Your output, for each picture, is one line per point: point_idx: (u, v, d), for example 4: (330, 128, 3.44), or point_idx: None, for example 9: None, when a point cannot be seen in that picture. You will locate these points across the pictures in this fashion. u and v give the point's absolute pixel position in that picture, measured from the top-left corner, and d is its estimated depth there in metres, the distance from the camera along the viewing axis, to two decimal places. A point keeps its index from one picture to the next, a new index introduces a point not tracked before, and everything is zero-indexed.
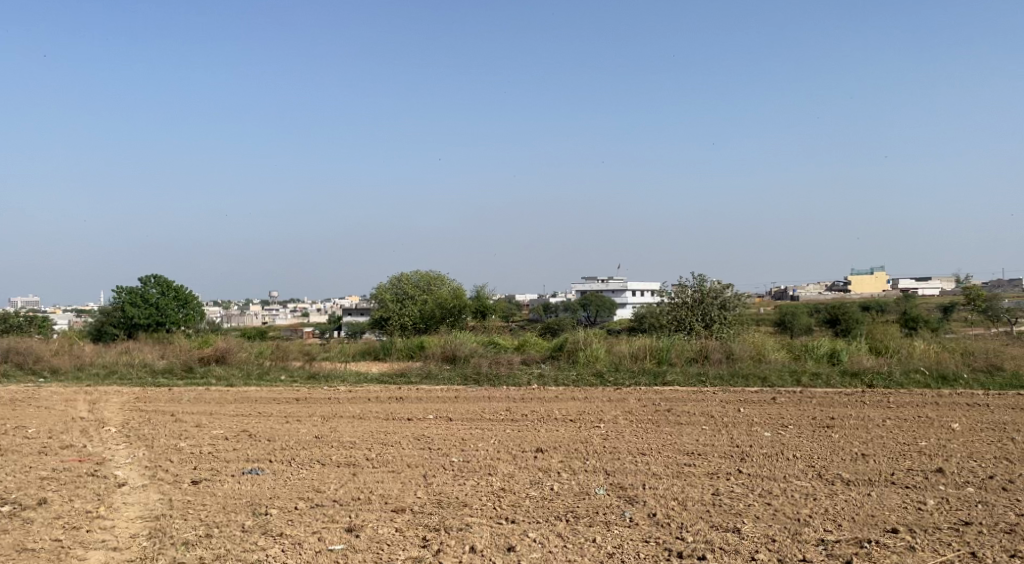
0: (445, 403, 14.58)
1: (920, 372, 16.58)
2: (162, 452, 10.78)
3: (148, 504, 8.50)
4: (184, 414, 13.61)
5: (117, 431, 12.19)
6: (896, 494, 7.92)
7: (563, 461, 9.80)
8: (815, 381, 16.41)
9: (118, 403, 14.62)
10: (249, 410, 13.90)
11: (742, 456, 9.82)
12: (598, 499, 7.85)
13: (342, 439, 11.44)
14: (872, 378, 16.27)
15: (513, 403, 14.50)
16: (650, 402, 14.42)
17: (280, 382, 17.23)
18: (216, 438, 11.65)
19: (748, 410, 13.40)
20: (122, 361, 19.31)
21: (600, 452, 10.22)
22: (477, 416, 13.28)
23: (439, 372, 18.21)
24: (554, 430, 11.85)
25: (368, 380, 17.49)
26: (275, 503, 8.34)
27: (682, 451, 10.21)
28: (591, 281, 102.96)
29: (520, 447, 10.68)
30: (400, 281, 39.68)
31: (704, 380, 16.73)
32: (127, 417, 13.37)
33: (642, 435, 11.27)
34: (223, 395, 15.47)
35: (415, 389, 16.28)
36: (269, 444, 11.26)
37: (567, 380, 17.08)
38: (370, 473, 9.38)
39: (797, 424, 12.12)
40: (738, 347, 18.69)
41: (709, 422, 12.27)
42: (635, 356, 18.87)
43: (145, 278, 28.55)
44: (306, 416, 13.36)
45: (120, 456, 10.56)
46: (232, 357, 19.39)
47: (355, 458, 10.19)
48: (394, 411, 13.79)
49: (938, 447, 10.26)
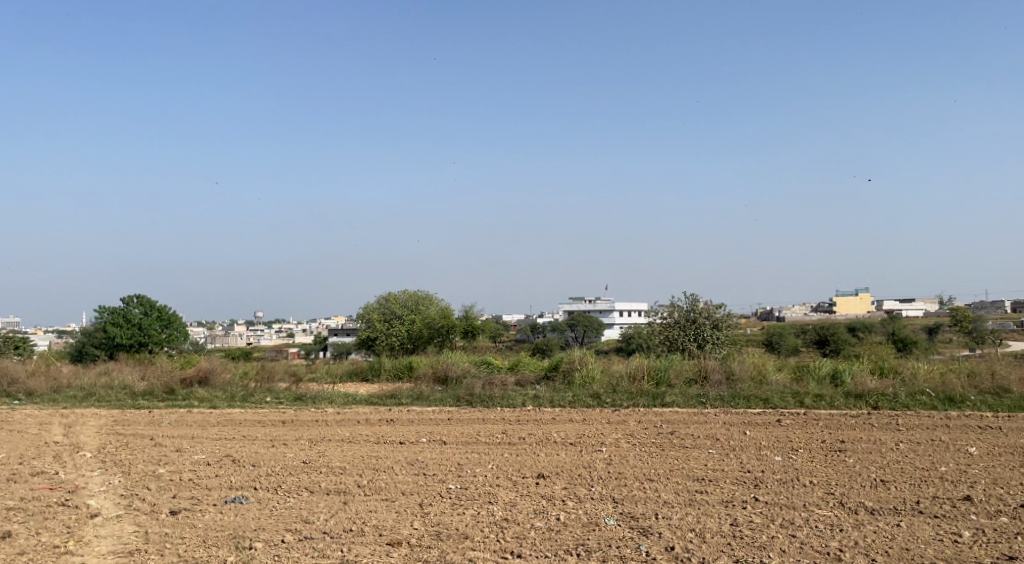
0: (438, 426, 14.00)
1: (926, 394, 16.09)
2: (139, 479, 10.15)
3: (121, 537, 7.89)
4: (165, 438, 12.99)
5: (93, 456, 11.56)
6: (928, 525, 7.40)
7: (567, 487, 9.26)
8: (819, 403, 15.90)
9: (95, 426, 13.99)
10: (232, 433, 13.28)
11: (756, 483, 9.29)
12: (610, 531, 7.32)
13: (331, 464, 10.84)
14: (878, 400, 15.77)
15: (509, 426, 13.94)
16: (651, 424, 13.88)
17: (266, 403, 16.62)
18: (197, 464, 11.03)
19: (754, 433, 12.88)
20: (101, 382, 18.62)
21: (605, 478, 9.68)
22: (472, 439, 12.72)
23: (431, 393, 17.64)
24: (554, 454, 11.29)
25: (357, 402, 16.89)
26: (260, 536, 7.75)
27: (691, 477, 9.68)
28: (578, 301, 102.79)
29: (519, 472, 10.12)
30: (388, 301, 39.27)
31: (705, 401, 16.22)
32: (104, 441, 12.74)
33: (647, 460, 10.72)
34: (206, 417, 14.85)
35: (406, 411, 15.68)
36: (254, 470, 10.66)
37: (563, 401, 16.52)
38: (362, 501, 8.80)
39: (807, 447, 11.59)
40: (738, 367, 18.19)
41: (716, 447, 11.73)
42: (631, 377, 18.35)
43: (127, 297, 27.94)
44: (293, 440, 12.76)
45: (94, 484, 9.92)
46: (215, 379, 18.74)
47: (346, 485, 9.60)
48: (384, 434, 13.20)
49: (961, 472, 9.73)
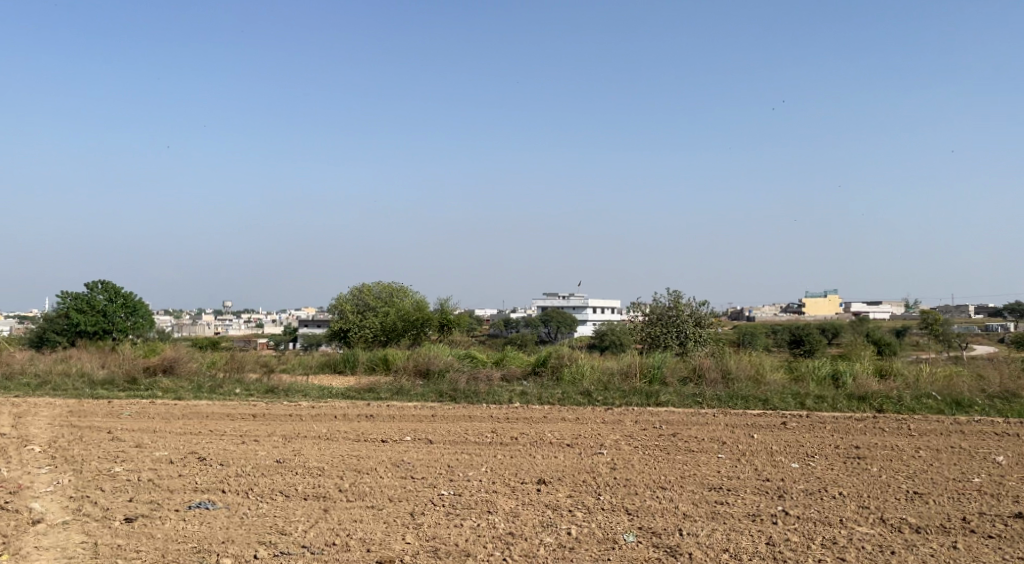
0: (421, 423, 13.07)
1: (933, 397, 15.21)
2: (92, 479, 9.12)
3: (66, 549, 6.90)
4: (123, 431, 11.93)
5: (43, 451, 10.50)
6: (988, 547, 6.61)
7: (573, 496, 8.40)
8: (821, 405, 15.05)
9: (49, 417, 12.90)
10: (198, 427, 12.26)
11: (780, 493, 8.39)
12: (631, 553, 6.52)
13: (308, 464, 9.87)
14: (882, 402, 14.93)
15: (498, 424, 13.06)
16: (650, 426, 13.03)
17: (235, 395, 15.60)
18: (159, 462, 9.98)
19: (762, 436, 12.06)
20: (57, 370, 17.47)
21: (613, 486, 8.81)
22: (460, 438, 11.80)
23: (412, 387, 16.69)
24: (552, 458, 10.40)
25: (333, 396, 15.91)
26: (229, 550, 6.82)
27: (706, 485, 8.79)
28: (552, 296, 102.12)
29: (518, 478, 9.21)
30: (362, 292, 38.40)
31: (701, 401, 15.44)
32: (57, 434, 11.67)
33: (655, 466, 9.84)
34: (171, 409, 13.81)
35: (386, 406, 14.72)
36: (222, 469, 9.66)
37: (552, 399, 15.69)
38: (344, 510, 7.88)
39: (823, 453, 10.69)
40: (735, 366, 17.37)
41: (725, 451, 10.87)
42: (623, 375, 17.54)
43: (92, 283, 26.69)
44: (265, 436, 11.77)
45: (40, 484, 8.88)
46: (181, 367, 17.65)
47: (325, 489, 8.63)
48: (364, 431, 12.24)
49: (999, 484, 8.89)
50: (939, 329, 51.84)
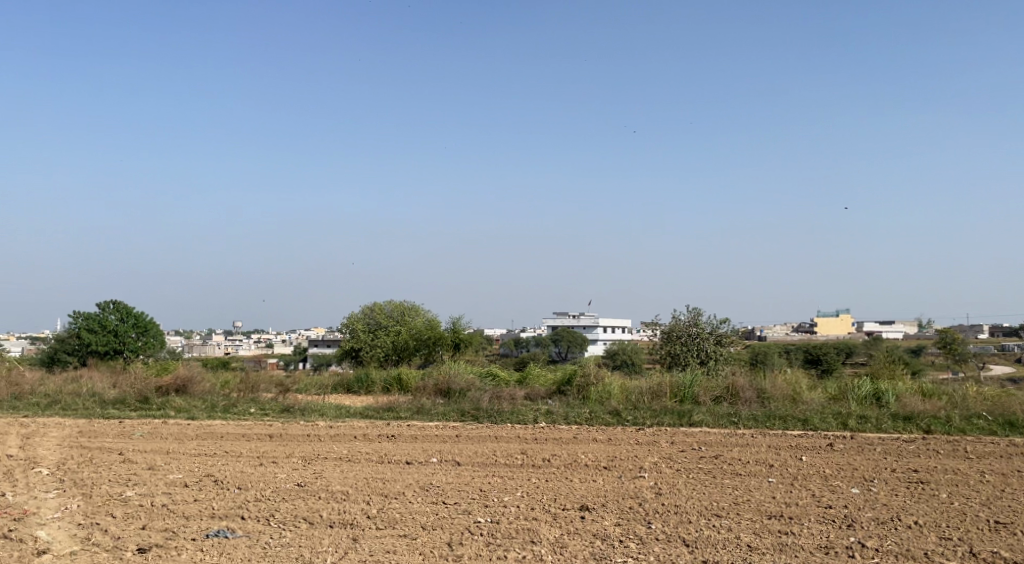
0: (446, 444, 12.43)
1: (983, 417, 14.47)
2: (103, 505, 8.50)
3: None
4: (135, 453, 11.31)
5: (50, 474, 9.88)
6: None
7: (621, 524, 7.75)
8: (865, 425, 14.34)
9: (58, 438, 12.29)
10: (213, 449, 11.62)
11: (849, 522, 7.69)
12: None
13: (332, 488, 9.21)
14: (931, 423, 14.21)
15: (528, 445, 12.42)
16: (688, 447, 12.37)
17: (250, 415, 14.98)
18: (173, 486, 9.35)
19: (810, 459, 11.37)
20: (67, 390, 16.87)
21: (664, 513, 8.14)
22: (490, 460, 11.15)
23: (432, 406, 16.04)
24: (591, 482, 9.71)
25: (351, 415, 15.26)
26: None
27: (764, 513, 8.09)
28: (562, 316, 101.57)
29: (558, 504, 8.53)
30: (373, 312, 37.99)
31: (737, 421, 14.76)
32: (65, 456, 11.06)
33: (704, 491, 9.15)
34: (184, 429, 13.19)
35: (407, 426, 14.08)
36: (240, 493, 9.02)
37: (579, 419, 15.03)
38: (375, 539, 7.26)
39: (882, 478, 9.97)
40: (771, 385, 16.66)
41: (775, 475, 10.18)
42: (652, 394, 16.85)
43: (103, 302, 26.16)
44: (284, 457, 11.13)
45: (47, 510, 8.26)
46: (194, 388, 17.02)
47: (351, 515, 7.98)
48: (388, 452, 11.59)
49: None
50: (956, 348, 51.30)
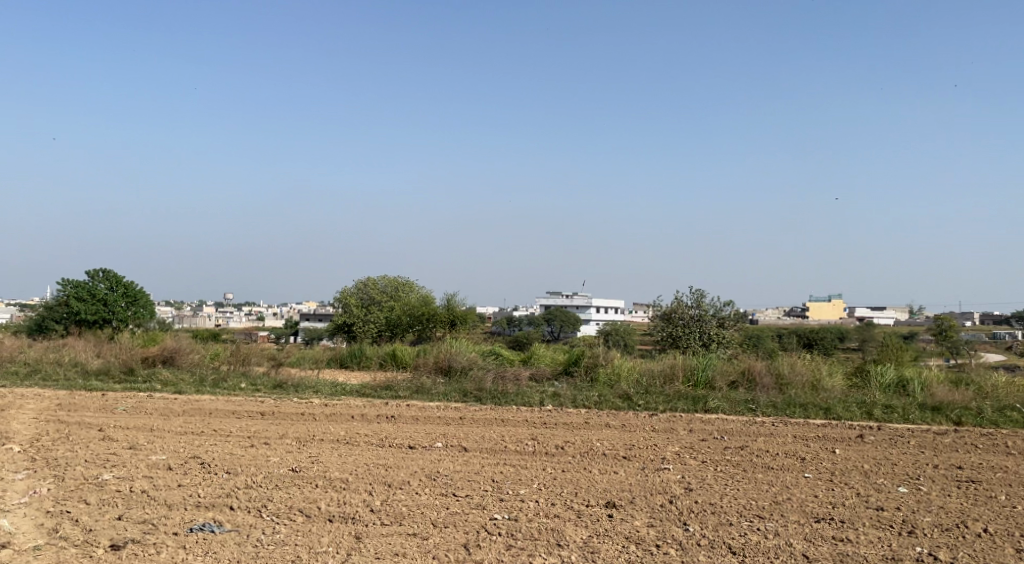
0: (450, 427, 11.59)
1: (1017, 410, 13.67)
2: (75, 490, 7.65)
3: None
4: (117, 430, 10.45)
5: (22, 452, 9.03)
6: None
7: (656, 525, 6.94)
8: (891, 416, 13.55)
9: (33, 411, 11.42)
10: (200, 427, 10.75)
11: (909, 528, 6.89)
12: None
13: (330, 475, 8.37)
14: (961, 415, 13.44)
15: (537, 430, 11.61)
16: (709, 436, 11.57)
17: (240, 390, 14.12)
18: (156, 468, 8.51)
19: (845, 452, 10.56)
20: (49, 360, 15.99)
21: (700, 512, 7.34)
22: (500, 446, 10.31)
23: (433, 385, 15.19)
24: (612, 474, 8.89)
25: (347, 393, 14.41)
26: None
27: (812, 515, 7.30)
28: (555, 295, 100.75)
29: (581, 500, 7.72)
30: (366, 288, 37.18)
31: (755, 407, 13.99)
32: (40, 431, 10.19)
33: (738, 487, 8.35)
34: (171, 404, 12.33)
35: (407, 406, 13.24)
36: (228, 479, 8.18)
37: (588, 402, 14.23)
38: (381, 538, 6.45)
39: (927, 475, 9.18)
40: (786, 370, 15.85)
41: (809, 469, 9.38)
42: (663, 377, 16.03)
43: (93, 270, 25.20)
44: (277, 438, 10.29)
45: (14, 494, 7.43)
46: (182, 359, 16.14)
47: (354, 508, 7.15)
48: (389, 435, 10.74)
49: None
50: (951, 337, 50.64)
